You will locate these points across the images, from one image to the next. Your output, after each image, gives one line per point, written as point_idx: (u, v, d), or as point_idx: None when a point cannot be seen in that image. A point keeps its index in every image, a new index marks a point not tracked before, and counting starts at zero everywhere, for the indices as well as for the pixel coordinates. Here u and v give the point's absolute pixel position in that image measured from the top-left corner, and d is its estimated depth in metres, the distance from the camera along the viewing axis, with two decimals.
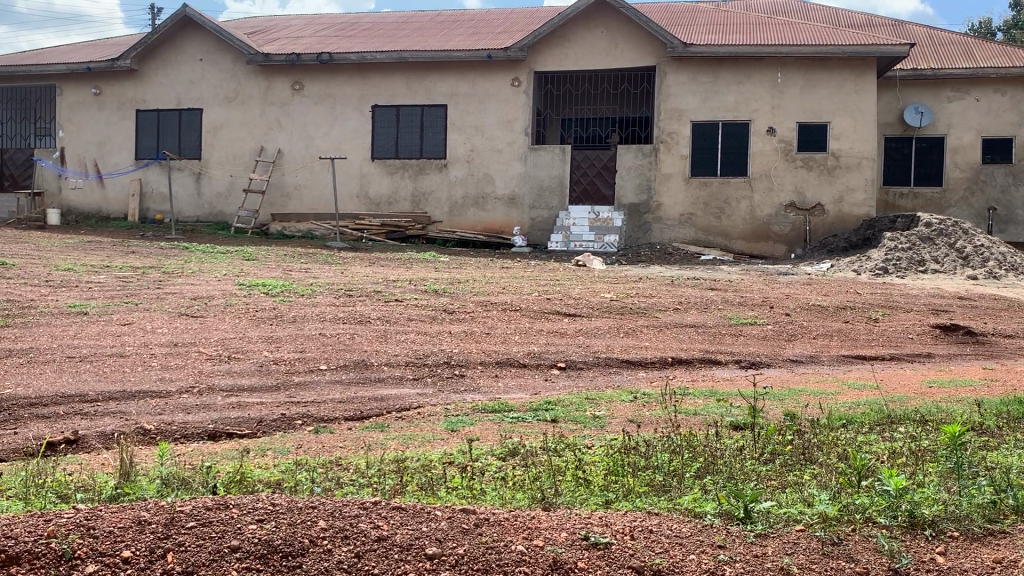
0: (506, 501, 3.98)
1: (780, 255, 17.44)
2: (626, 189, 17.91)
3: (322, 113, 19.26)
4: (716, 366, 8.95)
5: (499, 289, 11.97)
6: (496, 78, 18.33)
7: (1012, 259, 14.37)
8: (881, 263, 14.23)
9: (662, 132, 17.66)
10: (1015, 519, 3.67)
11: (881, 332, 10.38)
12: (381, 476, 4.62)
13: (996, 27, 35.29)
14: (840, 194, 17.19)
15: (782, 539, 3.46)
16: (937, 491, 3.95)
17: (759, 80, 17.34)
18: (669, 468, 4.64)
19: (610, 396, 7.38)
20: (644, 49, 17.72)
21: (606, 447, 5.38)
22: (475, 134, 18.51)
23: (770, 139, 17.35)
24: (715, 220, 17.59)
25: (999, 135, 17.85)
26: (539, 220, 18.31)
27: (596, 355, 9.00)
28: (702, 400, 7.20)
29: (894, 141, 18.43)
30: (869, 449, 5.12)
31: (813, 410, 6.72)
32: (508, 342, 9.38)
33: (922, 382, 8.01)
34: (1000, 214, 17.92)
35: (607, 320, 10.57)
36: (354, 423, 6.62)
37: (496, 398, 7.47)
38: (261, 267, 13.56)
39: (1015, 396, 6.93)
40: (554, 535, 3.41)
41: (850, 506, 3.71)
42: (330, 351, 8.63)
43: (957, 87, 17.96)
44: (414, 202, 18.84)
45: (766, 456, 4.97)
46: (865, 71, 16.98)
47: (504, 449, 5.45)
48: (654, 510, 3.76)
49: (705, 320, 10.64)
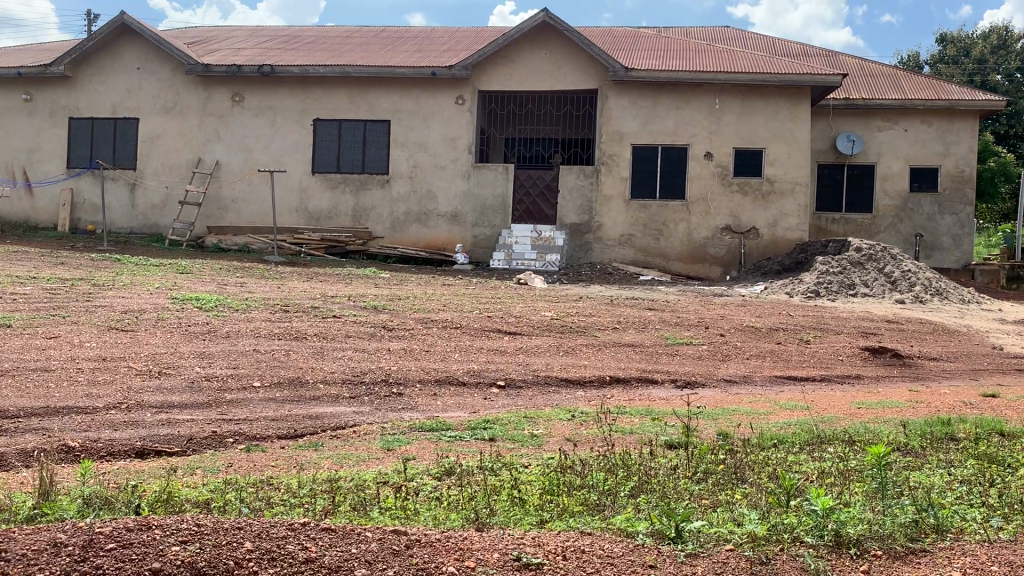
0: (439, 522, 3.94)
1: (716, 277, 17.76)
2: (568, 209, 18.04)
3: (262, 126, 19.01)
4: (653, 385, 9.04)
5: (440, 306, 11.93)
6: (439, 95, 18.34)
7: (938, 284, 14.85)
8: (813, 286, 14.60)
9: (603, 154, 17.85)
10: (935, 538, 3.77)
11: (812, 353, 10.63)
12: (313, 496, 4.55)
13: (923, 61, 36.73)
14: (774, 219, 17.60)
15: (712, 559, 3.49)
16: (862, 510, 4.03)
17: (697, 105, 17.69)
18: (604, 487, 4.67)
19: (549, 415, 7.40)
20: (586, 72, 17.92)
21: (543, 466, 5.38)
22: (418, 150, 18.47)
23: (707, 164, 17.70)
24: (654, 241, 17.85)
25: (925, 165, 18.48)
26: (482, 238, 18.33)
27: (536, 373, 9.02)
28: (638, 419, 7.27)
29: (827, 168, 18.97)
30: (796, 469, 5.24)
31: (746, 429, 6.84)
32: (448, 359, 9.34)
33: (851, 403, 8.21)
34: (926, 240, 18.56)
35: (548, 338, 10.60)
36: (288, 442, 6.51)
37: (434, 417, 7.42)
38: (195, 281, 13.31)
39: (939, 417, 7.17)
40: (486, 556, 3.39)
41: (779, 526, 3.76)
42: (264, 368, 8.47)
43: (887, 117, 18.54)
44: (355, 218, 18.70)
45: (698, 475, 5.04)
46: (800, 100, 17.46)
47: (441, 468, 5.41)
48: (586, 530, 3.76)
49: (643, 339, 10.76)
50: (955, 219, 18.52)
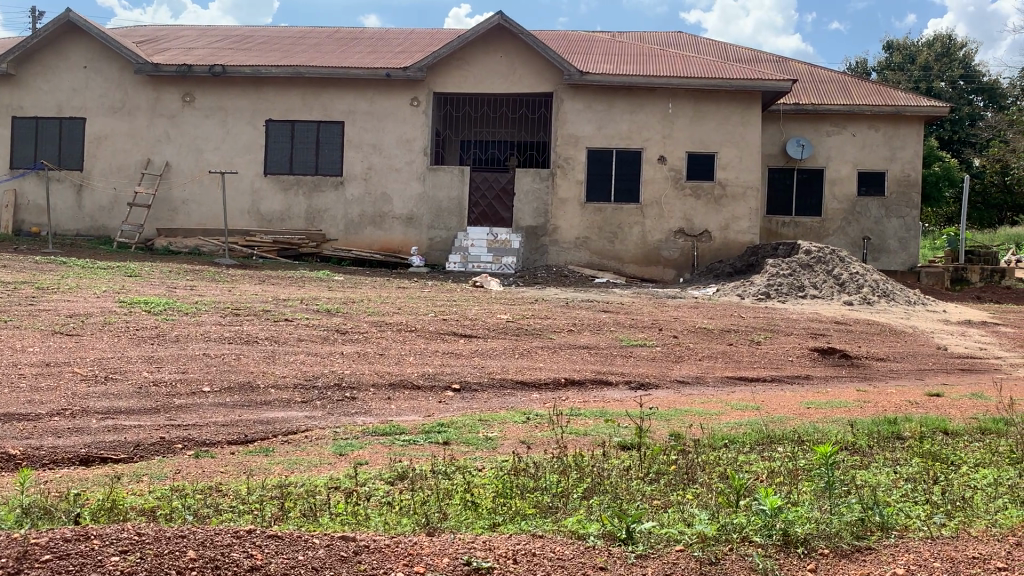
0: (389, 528, 3.90)
1: (670, 279, 17.93)
2: (523, 212, 18.06)
3: (213, 127, 18.73)
4: (607, 387, 9.09)
5: (394, 309, 11.84)
6: (394, 97, 18.24)
7: (885, 286, 15.16)
8: (764, 288, 14.81)
9: (558, 157, 17.90)
10: (880, 535, 3.83)
11: (763, 354, 10.78)
12: (263, 503, 4.48)
13: (871, 67, 37.55)
14: (726, 222, 17.82)
15: (662, 559, 3.50)
16: (809, 509, 4.09)
17: (651, 109, 17.84)
18: (557, 490, 4.66)
19: (504, 417, 7.39)
20: (541, 75, 17.95)
21: (496, 469, 5.37)
22: (372, 152, 18.34)
23: (661, 168, 17.87)
24: (609, 244, 17.95)
25: (873, 169, 18.86)
26: (437, 240, 18.26)
27: (490, 376, 9.00)
28: (592, 421, 7.29)
29: (777, 172, 19.27)
30: (747, 469, 5.30)
31: (697, 429, 6.92)
32: (402, 362, 9.29)
33: (801, 403, 8.34)
34: (874, 243, 18.93)
35: (503, 341, 10.59)
36: (238, 447, 6.40)
37: (388, 421, 7.35)
38: (144, 284, 13.05)
39: (885, 416, 7.32)
40: (436, 561, 3.36)
41: (728, 525, 3.79)
42: (214, 372, 8.32)
43: (835, 122, 18.88)
44: (308, 220, 18.51)
45: (651, 476, 5.07)
46: (751, 105, 17.72)
47: (393, 472, 5.36)
48: (538, 533, 3.76)
49: (598, 341, 10.80)
50: (902, 222, 18.92)
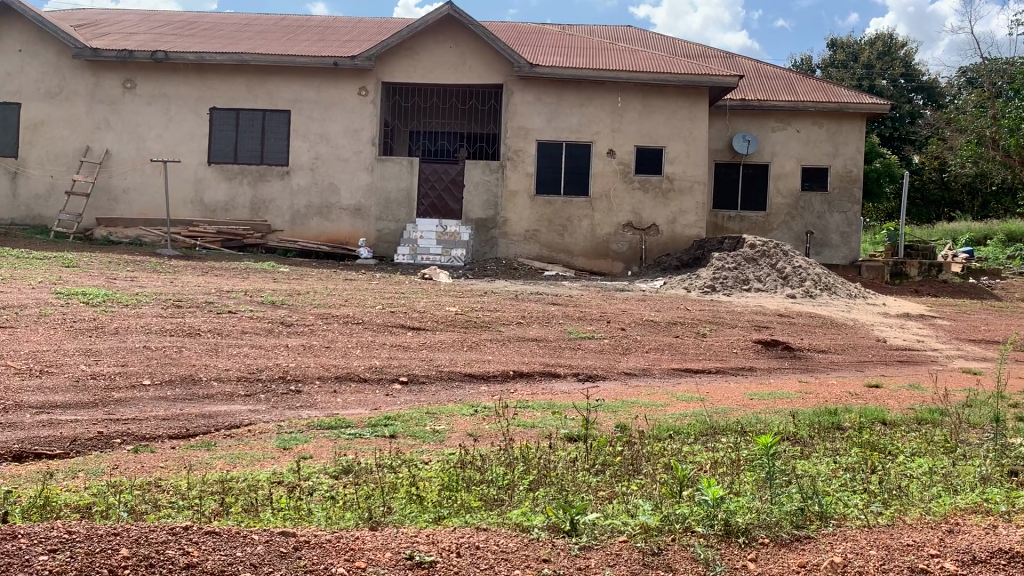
0: (332, 522, 3.85)
1: (618, 272, 18.06)
2: (473, 204, 17.99)
3: (155, 114, 18.29)
4: (555, 379, 9.12)
5: (341, 301, 11.71)
6: (342, 87, 18.02)
7: (826, 279, 15.46)
8: (709, 281, 15.01)
9: (508, 149, 17.87)
10: (819, 525, 3.89)
11: (708, 346, 10.91)
12: (202, 498, 4.39)
13: (815, 65, 38.21)
14: (673, 216, 18.02)
15: (606, 551, 3.51)
16: (751, 499, 4.14)
17: (600, 103, 17.92)
18: (503, 482, 4.66)
19: (451, 410, 7.35)
20: (491, 66, 17.88)
21: (443, 462, 5.34)
22: (319, 142, 18.10)
23: (610, 161, 17.97)
24: (558, 237, 18.00)
25: (816, 165, 19.22)
26: (386, 232, 18.09)
27: (439, 369, 8.95)
28: (540, 413, 7.30)
29: (723, 167, 19.53)
30: (691, 460, 5.35)
31: (643, 420, 6.97)
32: (349, 355, 9.19)
33: (744, 394, 8.46)
34: (816, 238, 19.30)
35: (451, 333, 10.55)
36: (178, 442, 6.26)
37: (333, 415, 7.27)
38: (81, 275, 12.69)
39: (827, 407, 7.46)
40: (377, 556, 3.32)
41: (671, 516, 3.82)
42: (154, 365, 8.13)
43: (780, 119, 19.18)
44: (253, 210, 18.21)
45: (597, 467, 5.10)
46: (698, 100, 17.91)
47: (338, 466, 5.30)
48: (482, 526, 3.74)
49: (546, 334, 10.83)
50: (843, 217, 19.33)
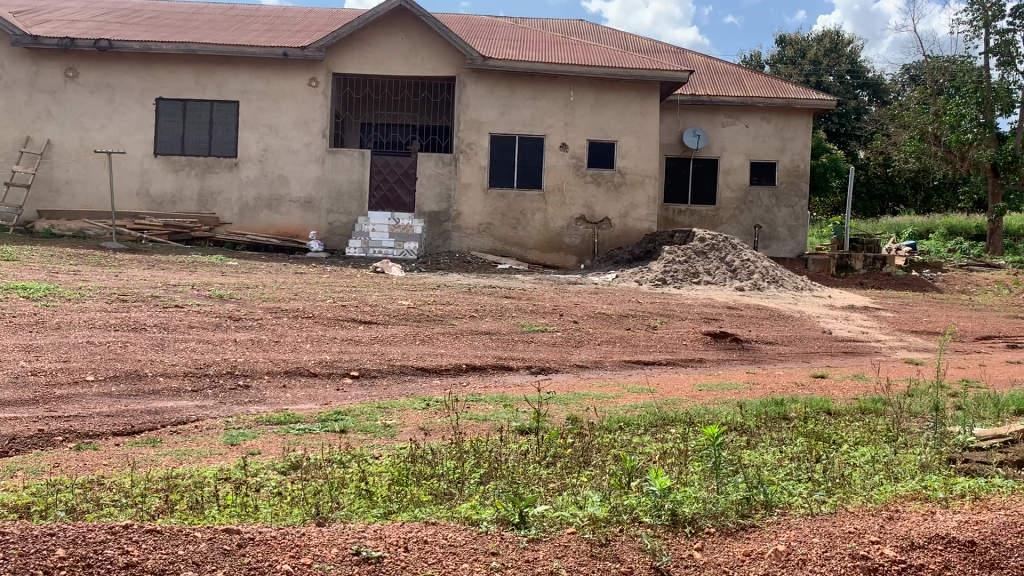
0: (278, 519, 3.81)
1: (571, 265, 18.15)
2: (426, 197, 17.90)
3: (99, 104, 17.86)
4: (508, 372, 9.13)
5: (291, 295, 11.57)
6: (292, 77, 17.77)
7: (774, 272, 15.71)
8: (660, 275, 15.16)
9: (461, 142, 17.79)
10: (763, 513, 3.96)
11: (659, 338, 11.02)
12: (146, 496, 4.31)
13: (764, 60, 38.72)
14: (625, 209, 18.16)
15: (554, 542, 3.52)
16: (697, 489, 4.20)
17: (553, 97, 17.95)
18: (454, 475, 4.65)
19: (403, 404, 7.32)
20: (444, 59, 17.77)
21: (394, 456, 5.31)
22: (269, 133, 17.85)
23: (563, 155, 18.03)
24: (511, 230, 18.01)
25: (764, 160, 19.50)
26: (337, 224, 17.91)
27: (391, 363, 8.90)
28: (492, 406, 7.31)
29: (674, 162, 19.72)
30: (639, 451, 5.41)
31: (594, 412, 7.02)
32: (299, 350, 9.09)
33: (693, 385, 8.57)
34: (765, 232, 19.61)
35: (404, 327, 10.50)
36: (123, 439, 6.13)
37: (282, 410, 7.18)
38: (22, 268, 12.35)
39: (773, 397, 7.59)
40: (324, 551, 3.29)
41: (619, 507, 3.85)
42: (97, 361, 7.95)
43: (730, 114, 19.40)
44: (201, 203, 17.90)
45: (548, 459, 5.12)
46: (650, 94, 18.05)
47: (287, 461, 5.25)
48: (430, 520, 3.73)
49: (499, 327, 10.83)
50: (791, 212, 19.65)
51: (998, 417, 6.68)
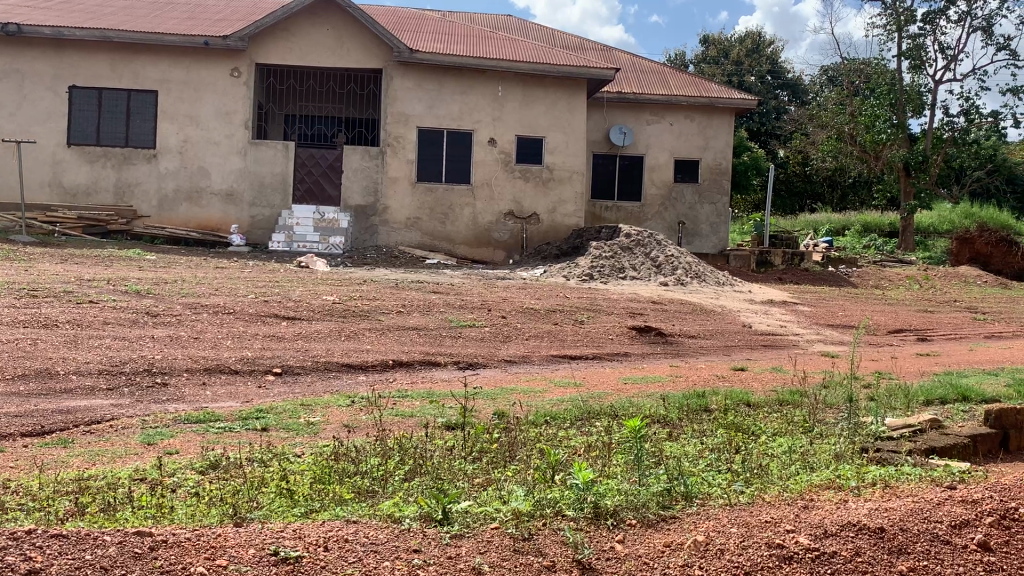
0: (194, 520, 3.71)
1: (499, 261, 18.18)
2: (352, 190, 17.62)
3: (7, 91, 17.17)
4: (435, 367, 9.09)
5: (211, 291, 11.28)
6: (213, 67, 17.30)
7: (697, 268, 16.01)
8: (587, 270, 15.30)
9: (388, 135, 17.58)
10: (684, 504, 4.03)
11: (585, 333, 11.13)
12: (54, 499, 4.15)
13: (688, 60, 39.36)
14: (553, 205, 18.30)
15: (477, 538, 3.50)
16: (620, 482, 4.26)
17: (481, 91, 17.92)
18: (377, 473, 4.59)
19: (327, 401, 7.21)
20: (370, 51, 17.53)
21: (316, 455, 5.22)
22: (189, 124, 17.36)
23: (491, 150, 18.03)
24: (440, 225, 17.92)
25: (688, 157, 19.85)
26: (259, 218, 17.53)
27: (315, 360, 8.76)
28: (419, 402, 7.26)
29: (601, 158, 19.90)
30: (564, 444, 5.46)
31: (521, 407, 7.05)
32: (219, 347, 8.88)
33: (618, 379, 8.69)
34: (688, 228, 19.99)
35: (328, 323, 10.36)
36: (32, 440, 5.88)
37: (202, 408, 7.00)
38: None
39: (696, 390, 7.73)
40: (240, 552, 3.22)
41: (542, 501, 3.87)
42: (4, 359, 7.61)
43: (655, 112, 19.67)
44: (117, 194, 17.34)
45: (474, 455, 5.11)
46: (576, 91, 18.21)
47: (205, 461, 5.12)
48: (352, 518, 3.68)
49: (427, 322, 10.77)
50: (713, 209, 20.06)
51: (907, 408, 6.93)
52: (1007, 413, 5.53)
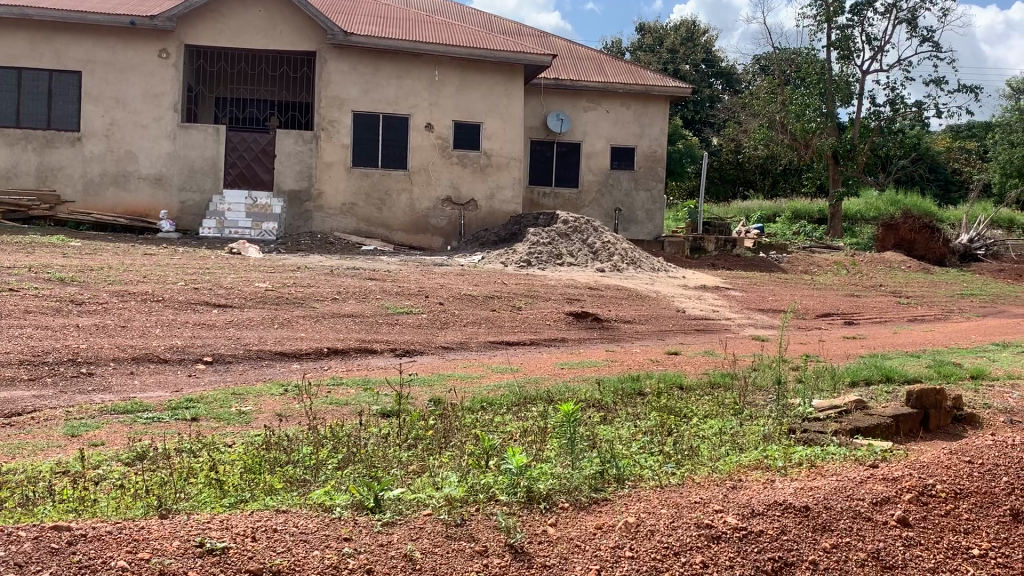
0: (118, 512, 3.61)
1: (437, 247, 18.11)
2: (285, 175, 17.33)
3: None
4: (371, 355, 9.02)
5: (139, 278, 10.98)
6: (139, 47, 16.78)
7: (633, 254, 16.17)
8: (525, 256, 15.32)
9: (322, 119, 17.30)
10: (616, 487, 4.08)
11: (523, 319, 11.16)
12: None
13: (624, 48, 39.59)
14: (491, 191, 18.30)
15: (409, 525, 3.49)
16: (553, 466, 4.28)
17: (417, 76, 17.75)
18: (308, 462, 4.53)
19: (260, 390, 7.09)
20: (303, 33, 17.19)
21: (248, 444, 5.13)
22: (114, 106, 16.83)
23: (428, 135, 17.90)
24: (376, 211, 17.75)
25: (624, 145, 20.02)
26: (190, 203, 17.11)
27: (247, 348, 8.60)
28: (354, 389, 7.20)
29: (539, 144, 19.92)
30: (499, 430, 5.47)
31: (457, 393, 7.05)
32: (147, 335, 8.64)
33: (555, 364, 8.74)
34: (624, 215, 20.19)
35: (261, 310, 10.18)
36: None
37: (130, 398, 6.82)
38: None
39: (629, 374, 7.84)
40: (163, 545, 3.14)
41: (475, 486, 3.87)
42: None
43: (591, 98, 19.75)
44: (39, 178, 16.78)
45: (409, 442, 5.09)
46: (513, 76, 18.19)
47: (132, 452, 4.99)
48: (282, 508, 3.63)
49: (362, 309, 10.66)
50: (649, 195, 20.29)
51: (834, 390, 7.13)
52: (926, 394, 5.72)
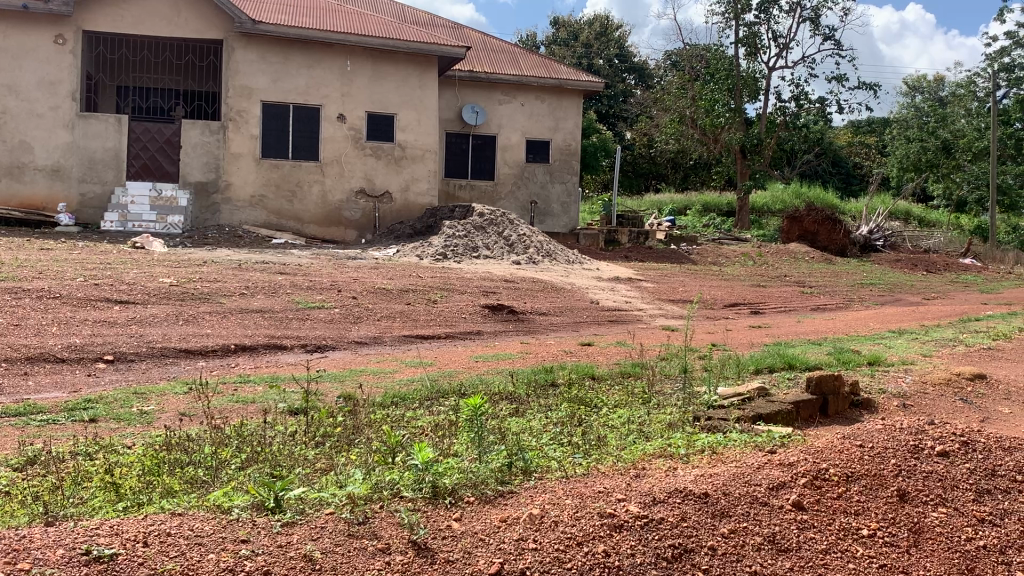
0: (3, 521, 3.46)
1: (351, 240, 17.90)
2: (191, 166, 16.83)
3: None
4: (281, 351, 8.85)
5: (35, 273, 10.52)
6: (34, 32, 16.03)
7: (548, 246, 16.28)
8: (440, 249, 15.24)
9: (229, 109, 16.85)
10: (522, 479, 4.10)
11: (438, 312, 11.13)
12: None
13: (540, 42, 39.99)
14: (406, 183, 18.16)
15: (310, 524, 3.43)
16: (459, 461, 4.27)
17: (329, 66, 17.46)
18: (210, 463, 4.41)
19: (162, 389, 6.88)
20: (209, 21, 16.70)
21: (149, 445, 4.96)
22: (7, 94, 16.05)
23: (340, 126, 17.63)
24: (287, 203, 17.42)
25: (539, 138, 20.13)
26: (90, 196, 16.48)
27: (150, 346, 8.33)
28: (260, 387, 7.06)
29: (454, 137, 19.82)
30: (409, 425, 5.42)
31: (367, 388, 6.99)
32: (42, 334, 8.28)
33: (469, 357, 8.70)
34: (539, 207, 20.32)
35: (166, 306, 9.87)
36: None
37: (23, 400, 6.53)
38: None
39: (541, 366, 7.89)
40: (46, 555, 3.03)
41: (380, 483, 3.83)
42: None
43: (506, 91, 19.76)
44: None
45: (317, 439, 5.01)
46: (427, 68, 18.07)
47: (22, 457, 4.76)
48: (178, 511, 3.53)
49: (273, 304, 10.43)
50: (563, 188, 20.48)
51: (738, 377, 7.33)
52: (825, 379, 5.90)
